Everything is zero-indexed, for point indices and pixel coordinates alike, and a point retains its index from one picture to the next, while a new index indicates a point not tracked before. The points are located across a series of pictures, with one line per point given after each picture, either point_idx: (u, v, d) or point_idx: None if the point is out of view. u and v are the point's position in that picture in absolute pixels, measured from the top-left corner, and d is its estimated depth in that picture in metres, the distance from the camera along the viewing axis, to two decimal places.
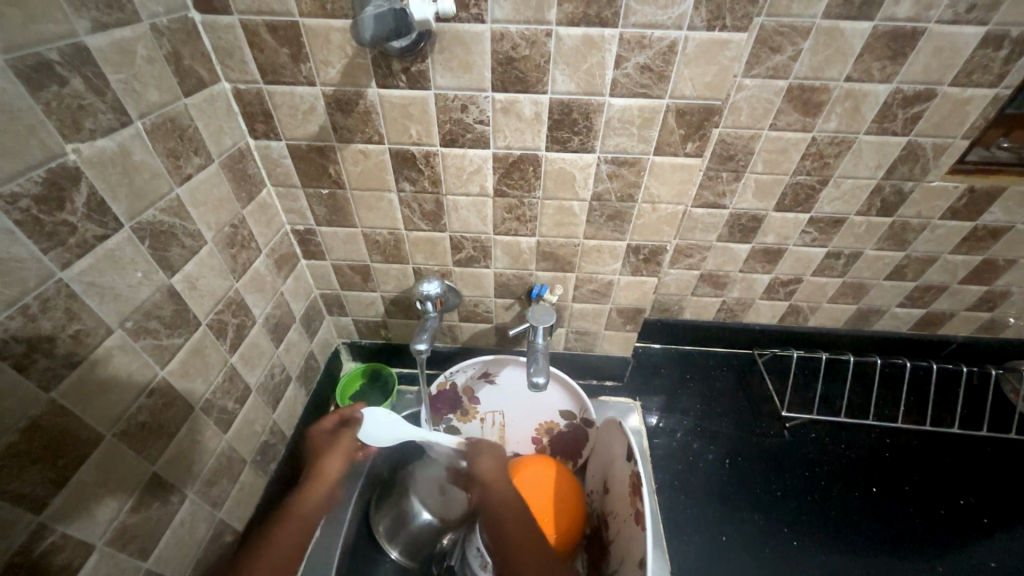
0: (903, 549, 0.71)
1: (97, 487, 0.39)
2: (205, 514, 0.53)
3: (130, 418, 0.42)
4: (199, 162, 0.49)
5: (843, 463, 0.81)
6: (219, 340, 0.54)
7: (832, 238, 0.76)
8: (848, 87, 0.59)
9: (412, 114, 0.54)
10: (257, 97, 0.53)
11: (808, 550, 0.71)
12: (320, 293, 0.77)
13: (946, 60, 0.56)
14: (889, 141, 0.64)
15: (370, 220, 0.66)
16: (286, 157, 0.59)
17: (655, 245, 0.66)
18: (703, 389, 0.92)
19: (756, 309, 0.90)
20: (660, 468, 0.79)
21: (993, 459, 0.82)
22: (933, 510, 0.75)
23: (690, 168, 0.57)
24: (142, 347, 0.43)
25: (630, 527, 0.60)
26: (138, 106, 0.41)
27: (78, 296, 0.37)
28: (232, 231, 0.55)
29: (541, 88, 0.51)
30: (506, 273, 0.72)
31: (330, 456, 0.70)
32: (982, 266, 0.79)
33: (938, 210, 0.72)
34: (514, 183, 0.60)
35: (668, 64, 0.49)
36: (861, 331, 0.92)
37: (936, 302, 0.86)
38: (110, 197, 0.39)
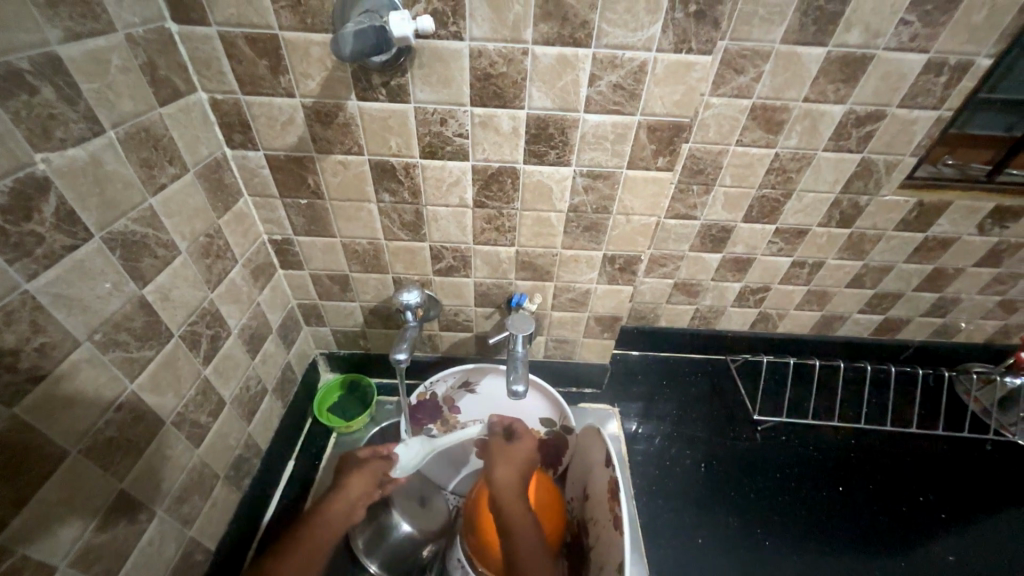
0: (868, 546, 0.74)
1: (60, 505, 0.38)
2: (175, 532, 0.52)
3: (97, 433, 0.41)
4: (174, 171, 0.48)
5: (812, 464, 0.84)
6: (192, 352, 0.53)
7: (796, 248, 0.80)
8: (807, 107, 0.62)
9: (391, 126, 0.55)
10: (235, 107, 0.53)
11: (781, 550, 0.73)
12: (297, 303, 0.76)
13: (893, 84, 0.60)
14: (845, 158, 0.68)
15: (349, 230, 0.66)
16: (264, 167, 0.59)
17: (630, 255, 0.68)
18: (679, 395, 0.94)
19: (728, 316, 0.93)
20: (639, 473, 0.81)
21: (949, 458, 0.87)
22: (895, 507, 0.79)
23: (661, 181, 0.59)
24: (111, 360, 0.42)
25: (610, 533, 0.61)
26: (112, 115, 0.41)
27: (43, 308, 0.36)
28: (207, 241, 0.54)
29: (518, 104, 0.53)
30: (485, 282, 0.73)
31: (357, 477, 0.70)
32: (933, 274, 0.84)
33: (892, 223, 0.76)
34: (493, 195, 0.61)
35: (639, 83, 0.51)
36: (826, 336, 0.96)
37: (893, 308, 0.91)
38: (80, 207, 0.38)
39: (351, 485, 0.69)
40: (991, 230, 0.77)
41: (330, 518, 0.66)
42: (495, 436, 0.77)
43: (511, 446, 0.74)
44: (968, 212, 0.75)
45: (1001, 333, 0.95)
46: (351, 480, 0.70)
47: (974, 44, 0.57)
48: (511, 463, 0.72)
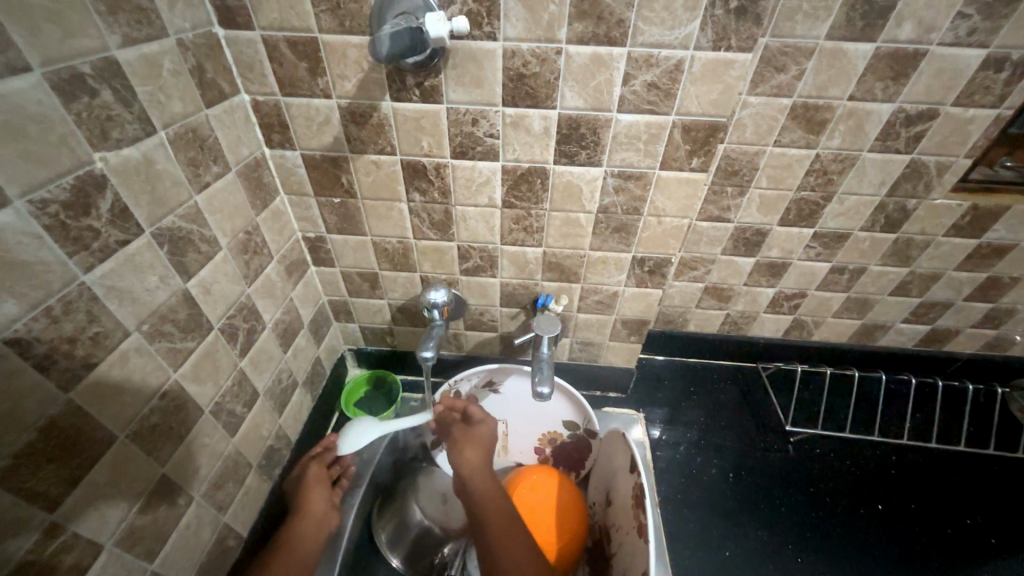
0: (909, 568, 0.70)
1: (108, 487, 0.40)
2: (210, 517, 0.54)
3: (142, 419, 0.43)
4: (217, 170, 0.50)
5: (848, 480, 0.80)
6: (230, 345, 0.55)
7: (836, 253, 0.77)
8: (851, 105, 0.60)
9: (423, 127, 0.56)
10: (275, 109, 0.55)
11: (813, 567, 0.70)
12: (328, 299, 0.78)
13: (948, 81, 0.57)
14: (892, 159, 0.65)
15: (379, 228, 0.67)
16: (300, 166, 0.61)
17: (660, 257, 0.67)
18: (706, 402, 0.91)
19: (760, 322, 0.90)
20: (663, 481, 0.79)
21: (1001, 479, 0.81)
22: (940, 530, 0.74)
23: (695, 182, 0.58)
24: (157, 350, 0.44)
25: (634, 539, 0.60)
26: (163, 116, 0.42)
27: (98, 300, 0.38)
28: (246, 238, 0.56)
29: (550, 104, 0.53)
30: (512, 283, 0.73)
31: (311, 490, 0.63)
32: (987, 283, 0.79)
33: (942, 228, 0.72)
34: (522, 195, 0.61)
35: (675, 82, 0.50)
36: (867, 346, 0.92)
37: (941, 318, 0.86)
38: (133, 203, 0.40)
39: (304, 494, 0.64)
40: None
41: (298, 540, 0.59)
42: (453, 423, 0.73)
43: (473, 429, 0.71)
44: None
45: None
46: (306, 493, 0.63)
47: None
48: (476, 446, 0.68)
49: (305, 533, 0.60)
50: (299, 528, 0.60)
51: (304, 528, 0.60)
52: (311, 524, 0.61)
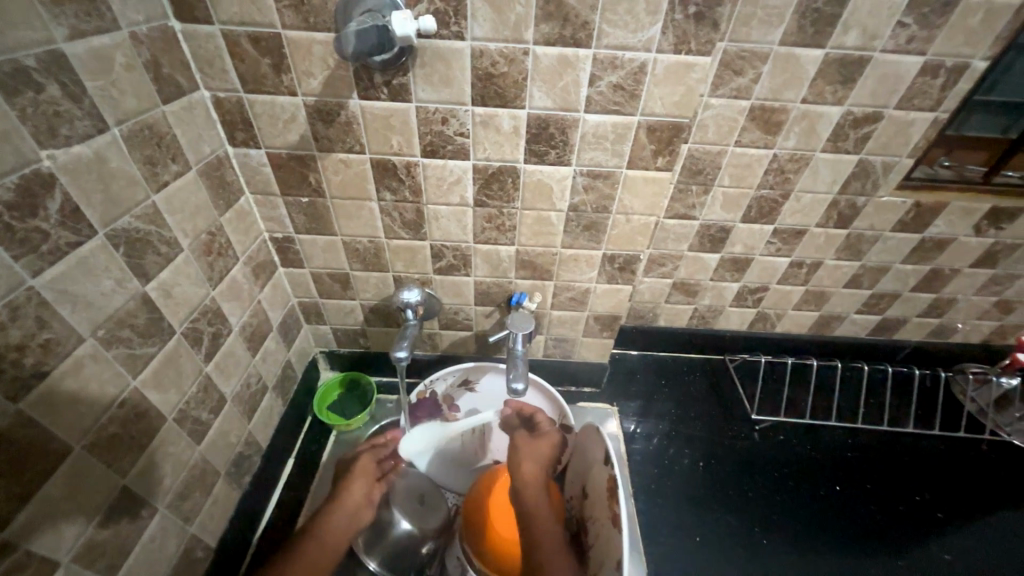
0: (865, 544, 0.75)
1: (64, 501, 0.38)
2: (177, 528, 0.52)
3: (99, 428, 0.41)
4: (176, 169, 0.49)
5: (809, 463, 0.85)
6: (194, 349, 0.53)
7: (794, 248, 0.81)
8: (805, 108, 0.63)
9: (393, 125, 0.55)
10: (237, 106, 0.53)
11: (778, 548, 0.73)
12: (298, 301, 0.77)
13: (890, 86, 0.61)
14: (843, 159, 0.69)
15: (350, 228, 0.66)
16: (265, 165, 0.59)
17: (630, 254, 0.68)
18: (677, 394, 0.94)
19: (726, 316, 0.93)
20: (637, 472, 0.81)
21: (945, 457, 0.87)
22: (892, 506, 0.79)
23: (661, 181, 0.60)
24: (114, 356, 0.42)
25: (609, 530, 0.62)
26: (116, 113, 0.41)
27: (48, 304, 0.36)
28: (209, 239, 0.55)
29: (519, 104, 0.53)
30: (485, 281, 0.73)
31: (359, 478, 0.69)
32: (930, 275, 0.85)
33: (889, 223, 0.77)
34: (493, 194, 0.62)
35: (639, 83, 0.51)
36: (825, 336, 0.96)
37: (890, 309, 0.91)
38: (84, 203, 0.38)
39: (356, 482, 0.69)
40: (987, 231, 0.78)
41: (332, 525, 0.63)
42: (519, 431, 0.76)
43: (536, 440, 0.72)
44: (964, 213, 0.75)
45: (997, 334, 0.96)
46: (351, 482, 0.68)
47: (970, 46, 0.58)
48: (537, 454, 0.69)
49: (341, 517, 0.64)
50: (333, 515, 0.64)
51: (338, 516, 0.64)
52: (351, 513, 0.65)
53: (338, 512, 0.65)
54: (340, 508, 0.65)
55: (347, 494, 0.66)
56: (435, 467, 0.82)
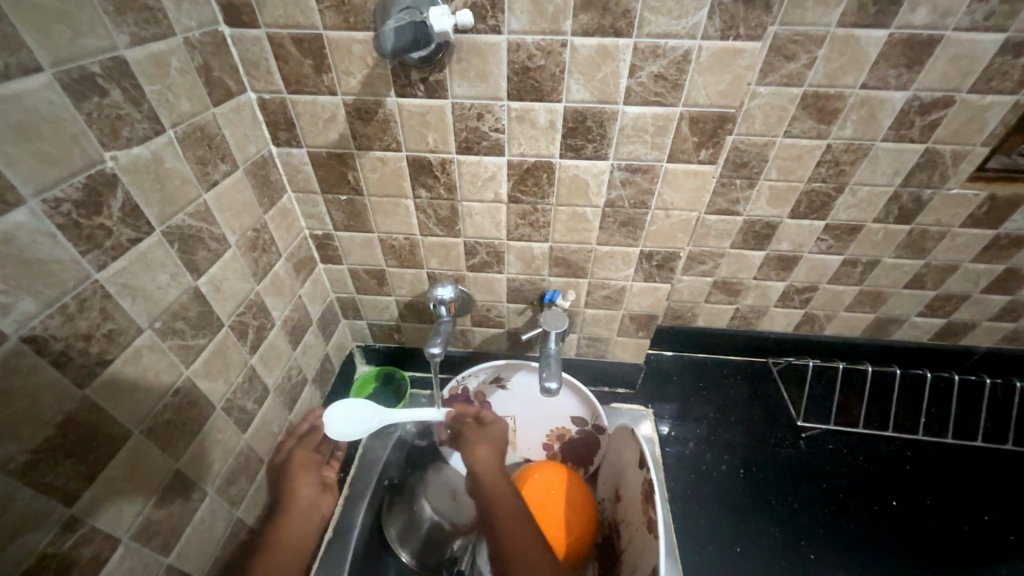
0: (926, 566, 0.69)
1: (124, 481, 0.40)
2: (224, 512, 0.55)
3: (156, 415, 0.43)
4: (225, 168, 0.51)
5: (861, 476, 0.79)
6: (240, 342, 0.55)
7: (848, 246, 0.76)
8: (864, 94, 0.59)
9: (429, 122, 0.56)
10: (281, 107, 0.55)
11: (826, 564, 0.69)
12: (336, 297, 0.79)
13: (964, 67, 0.56)
14: (907, 148, 0.63)
15: (386, 225, 0.67)
16: (307, 164, 0.61)
17: (669, 251, 0.66)
18: (716, 398, 0.91)
19: (770, 317, 0.89)
20: (673, 477, 0.79)
21: (1020, 475, 0.80)
22: (956, 526, 0.73)
23: (704, 175, 0.57)
24: (169, 346, 0.45)
25: (644, 536, 0.60)
26: (171, 115, 0.43)
27: (112, 297, 0.38)
28: (254, 235, 0.57)
29: (556, 97, 0.52)
30: (519, 278, 0.73)
31: (304, 472, 0.69)
32: (1005, 275, 0.77)
33: (958, 218, 0.70)
34: (528, 190, 0.61)
35: (682, 73, 0.49)
36: (880, 340, 0.90)
37: (957, 312, 0.84)
38: (143, 202, 0.41)
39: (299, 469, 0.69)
40: None
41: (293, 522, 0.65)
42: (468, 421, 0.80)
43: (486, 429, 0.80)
44: None
45: None
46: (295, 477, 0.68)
47: None
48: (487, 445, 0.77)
49: (298, 513, 0.66)
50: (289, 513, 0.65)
51: (295, 513, 0.66)
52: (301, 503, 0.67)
53: (291, 506, 0.66)
54: (293, 500, 0.66)
55: (296, 493, 0.67)
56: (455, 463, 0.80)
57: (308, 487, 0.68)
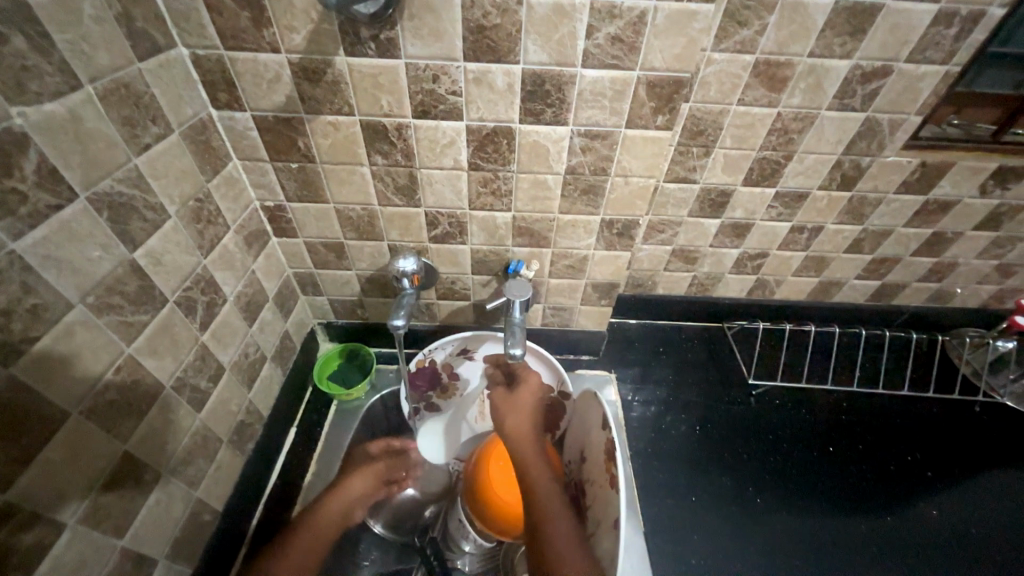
0: (857, 502, 0.77)
1: (65, 465, 0.38)
2: (182, 493, 0.53)
3: (95, 395, 0.41)
4: (157, 131, 0.47)
5: (804, 426, 0.86)
6: (188, 318, 0.52)
7: (796, 213, 0.80)
8: (811, 62, 0.61)
9: (382, 84, 0.53)
10: (218, 65, 0.51)
11: (771, 506, 0.76)
12: (293, 272, 0.76)
13: (902, 37, 0.58)
14: (849, 117, 0.66)
15: (342, 195, 0.65)
16: (252, 129, 0.57)
17: (629, 219, 0.67)
18: (675, 361, 0.95)
19: (725, 283, 0.93)
20: (635, 436, 0.83)
21: (939, 419, 0.89)
22: (884, 466, 0.81)
23: (661, 141, 0.58)
24: (106, 323, 0.42)
25: (606, 491, 0.63)
26: (88, 69, 0.39)
27: (32, 269, 0.35)
28: (197, 206, 0.53)
29: (513, 59, 0.51)
30: (482, 249, 0.72)
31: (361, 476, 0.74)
32: (932, 238, 0.84)
33: (893, 185, 0.75)
34: (489, 156, 0.60)
35: (638, 35, 0.49)
36: (822, 303, 0.97)
37: (890, 274, 0.91)
38: (62, 164, 0.37)
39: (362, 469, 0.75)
40: (993, 191, 0.76)
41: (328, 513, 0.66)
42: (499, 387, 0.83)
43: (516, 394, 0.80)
44: (970, 172, 0.73)
45: (996, 298, 0.96)
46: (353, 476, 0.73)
47: None
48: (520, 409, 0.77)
49: (334, 505, 0.68)
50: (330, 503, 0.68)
51: (336, 501, 0.68)
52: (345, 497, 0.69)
53: (335, 495, 0.69)
54: (342, 491, 0.70)
55: (347, 486, 0.71)
56: (432, 432, 0.85)
57: (362, 485, 0.72)
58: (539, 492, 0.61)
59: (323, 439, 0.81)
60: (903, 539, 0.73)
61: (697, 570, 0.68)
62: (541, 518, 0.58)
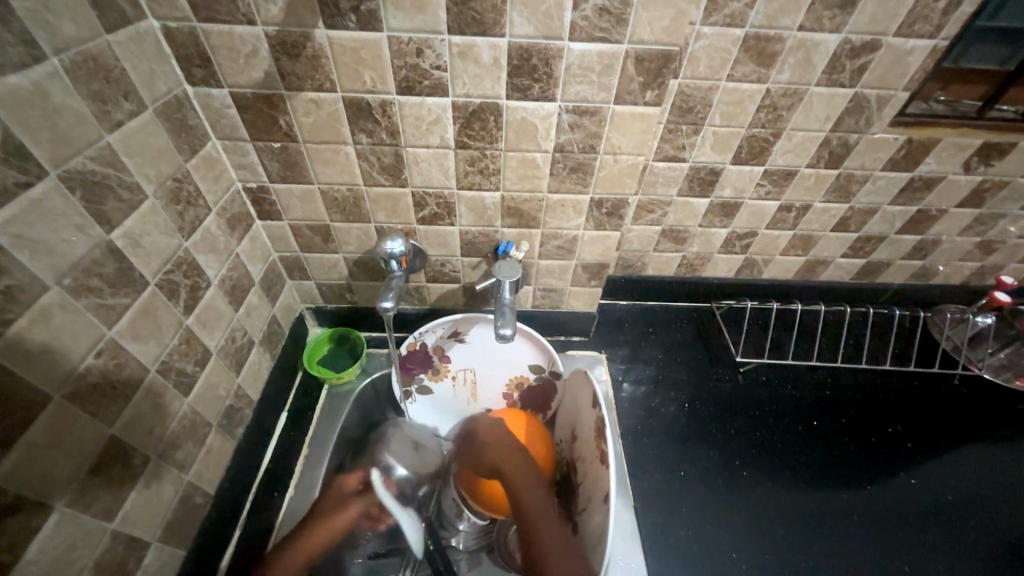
0: (839, 474, 0.79)
1: (50, 448, 0.38)
2: (172, 477, 0.53)
3: (78, 379, 0.40)
4: (130, 108, 0.45)
5: (789, 402, 0.88)
6: (171, 302, 0.51)
7: (784, 191, 0.80)
8: (801, 36, 0.60)
9: (364, 59, 0.52)
10: (192, 38, 0.49)
11: (757, 479, 0.78)
12: (278, 256, 0.75)
13: (891, 10, 0.58)
14: (838, 93, 0.66)
15: (326, 175, 0.63)
16: (230, 107, 0.56)
17: (618, 198, 0.67)
18: (664, 341, 0.96)
19: (714, 263, 0.94)
20: (625, 415, 0.84)
21: (919, 392, 0.91)
22: (865, 439, 0.84)
23: (649, 118, 0.57)
24: (85, 306, 0.41)
25: (597, 468, 0.65)
26: (53, 40, 0.37)
27: (4, 250, 0.34)
28: (175, 186, 0.52)
29: (499, 31, 0.50)
30: (471, 230, 0.72)
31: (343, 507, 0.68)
32: (917, 216, 0.85)
33: (880, 162, 0.76)
34: (475, 134, 0.59)
35: (626, 7, 0.48)
36: (809, 281, 0.98)
37: (875, 252, 0.92)
38: (30, 140, 0.36)
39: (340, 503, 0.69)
40: (976, 168, 0.77)
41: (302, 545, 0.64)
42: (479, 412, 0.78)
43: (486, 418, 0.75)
44: (955, 149, 0.74)
45: (976, 275, 0.98)
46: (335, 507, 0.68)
47: None
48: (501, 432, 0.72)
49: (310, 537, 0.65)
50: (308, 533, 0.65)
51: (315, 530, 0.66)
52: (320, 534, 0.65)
53: (311, 535, 0.65)
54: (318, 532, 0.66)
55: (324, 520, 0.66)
56: (424, 414, 0.85)
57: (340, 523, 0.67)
58: (530, 515, 0.62)
59: (318, 416, 0.81)
60: (883, 507, 0.76)
61: (686, 540, 0.70)
62: (531, 531, 0.61)
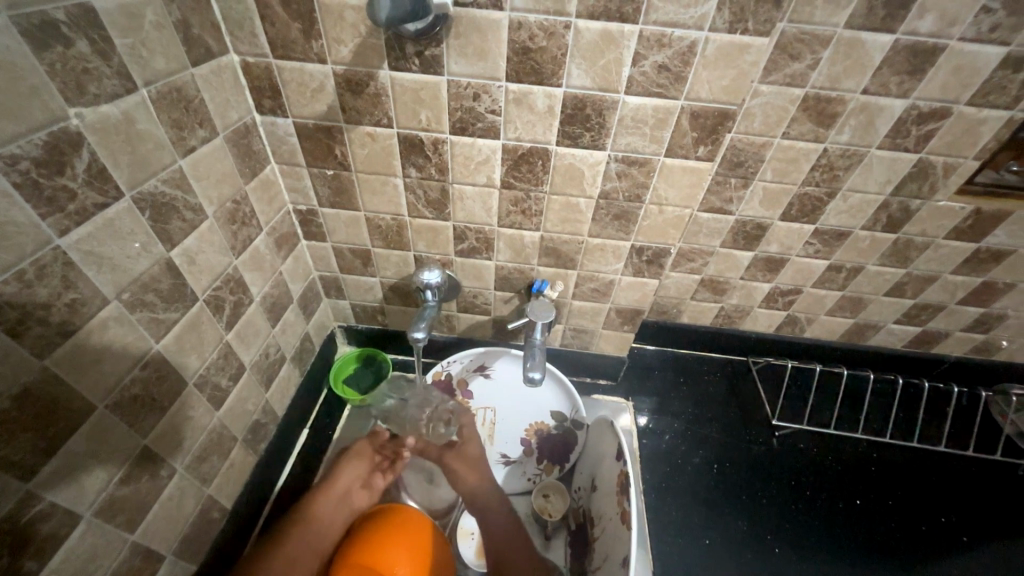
0: (880, 559, 0.72)
1: (87, 458, 0.39)
2: (194, 489, 0.53)
3: (122, 390, 0.41)
4: (204, 134, 0.48)
5: (830, 474, 0.82)
6: (215, 317, 0.53)
7: (835, 251, 0.76)
8: (864, 99, 0.58)
9: (423, 99, 0.53)
10: (266, 72, 0.52)
11: (789, 557, 0.72)
12: (319, 275, 0.77)
13: (965, 79, 0.56)
14: (901, 157, 0.64)
15: (373, 204, 0.65)
16: (292, 135, 0.58)
17: (659, 247, 0.66)
18: (696, 394, 0.92)
19: (753, 317, 0.90)
20: (649, 470, 0.80)
21: (976, 479, 0.83)
22: (914, 526, 0.76)
23: (700, 171, 0.56)
24: (139, 319, 0.42)
25: (616, 527, 0.61)
26: (144, 73, 0.40)
27: (74, 264, 0.36)
28: (234, 207, 0.54)
29: (556, 81, 0.50)
30: (507, 266, 0.72)
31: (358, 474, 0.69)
32: (981, 288, 0.79)
33: (943, 230, 0.72)
34: (522, 176, 0.59)
35: (686, 65, 0.48)
36: (855, 344, 0.92)
37: (932, 321, 0.86)
38: (111, 164, 0.38)
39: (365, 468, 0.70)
40: None
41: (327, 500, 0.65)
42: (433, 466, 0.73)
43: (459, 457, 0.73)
44: None
45: None
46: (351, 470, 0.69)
47: None
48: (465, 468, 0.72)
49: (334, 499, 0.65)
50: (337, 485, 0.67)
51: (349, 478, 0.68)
52: (337, 497, 0.66)
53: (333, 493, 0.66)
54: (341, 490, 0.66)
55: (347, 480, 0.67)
56: None
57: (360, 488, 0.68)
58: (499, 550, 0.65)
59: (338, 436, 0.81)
60: None
61: None
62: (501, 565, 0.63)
